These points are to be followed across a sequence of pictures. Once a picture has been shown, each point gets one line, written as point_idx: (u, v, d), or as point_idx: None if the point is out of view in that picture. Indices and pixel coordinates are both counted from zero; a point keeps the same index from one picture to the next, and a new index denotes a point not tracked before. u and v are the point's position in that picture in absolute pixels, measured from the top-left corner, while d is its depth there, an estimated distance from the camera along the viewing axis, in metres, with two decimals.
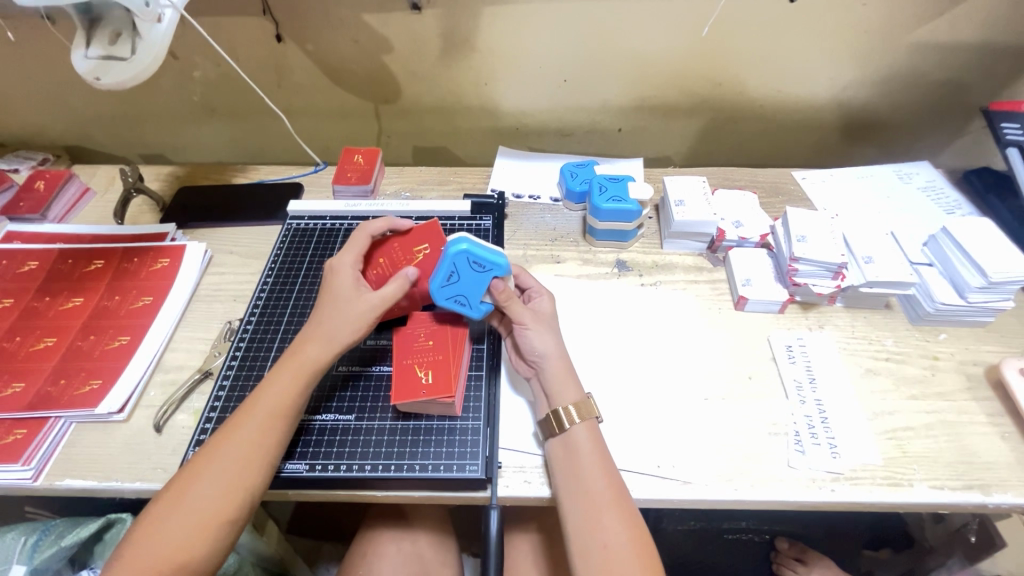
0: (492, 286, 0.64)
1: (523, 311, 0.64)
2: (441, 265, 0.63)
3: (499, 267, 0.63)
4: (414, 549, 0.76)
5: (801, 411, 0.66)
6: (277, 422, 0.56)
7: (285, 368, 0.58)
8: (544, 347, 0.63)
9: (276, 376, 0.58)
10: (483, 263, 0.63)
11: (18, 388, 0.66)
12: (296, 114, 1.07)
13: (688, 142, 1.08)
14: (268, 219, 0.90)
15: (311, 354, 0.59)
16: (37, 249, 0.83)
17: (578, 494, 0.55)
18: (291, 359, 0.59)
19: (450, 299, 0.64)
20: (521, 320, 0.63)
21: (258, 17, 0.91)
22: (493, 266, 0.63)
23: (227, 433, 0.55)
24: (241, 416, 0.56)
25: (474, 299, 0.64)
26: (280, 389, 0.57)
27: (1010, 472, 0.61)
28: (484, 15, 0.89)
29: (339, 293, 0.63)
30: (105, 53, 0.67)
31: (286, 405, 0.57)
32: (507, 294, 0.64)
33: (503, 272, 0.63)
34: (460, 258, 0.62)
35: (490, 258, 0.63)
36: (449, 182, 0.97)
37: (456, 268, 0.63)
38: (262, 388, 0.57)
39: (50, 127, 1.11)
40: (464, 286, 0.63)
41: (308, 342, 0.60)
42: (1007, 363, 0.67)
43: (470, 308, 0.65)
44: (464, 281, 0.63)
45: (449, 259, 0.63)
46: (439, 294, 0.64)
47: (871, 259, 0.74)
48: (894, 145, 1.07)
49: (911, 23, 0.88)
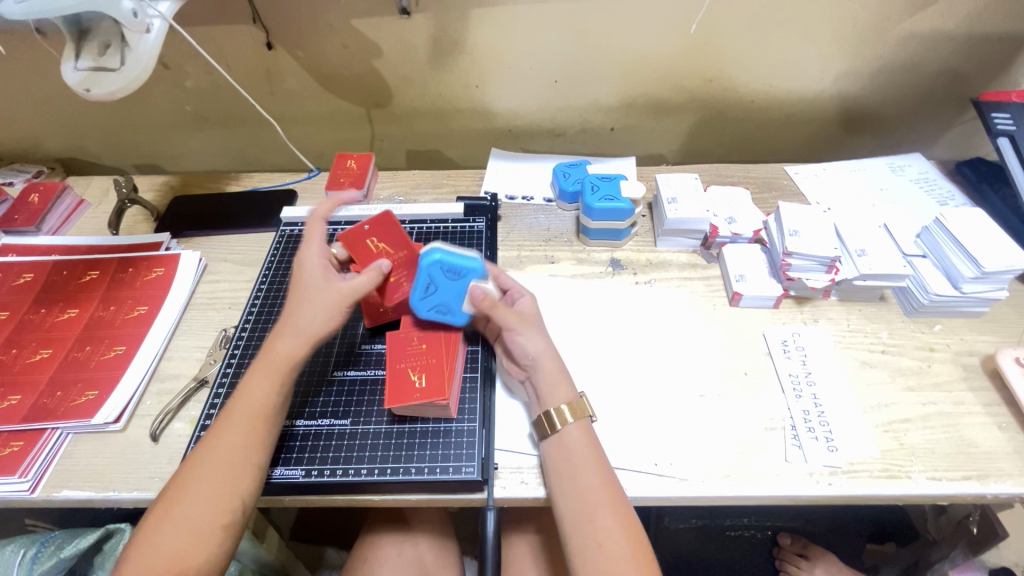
0: (471, 292, 0.64)
1: (509, 315, 0.64)
2: (417, 278, 0.64)
3: (474, 272, 0.64)
4: (414, 553, 0.76)
5: (798, 405, 0.65)
6: (257, 423, 0.56)
7: (260, 370, 0.58)
8: (534, 349, 0.63)
9: (251, 379, 0.58)
10: (457, 271, 0.63)
11: (14, 401, 0.66)
12: (289, 122, 1.07)
13: (681, 139, 1.08)
14: (261, 226, 0.90)
15: (284, 351, 0.59)
16: (33, 261, 0.83)
17: (573, 493, 0.55)
18: (264, 361, 0.59)
19: (432, 309, 0.65)
20: (507, 325, 0.64)
21: (248, 25, 0.92)
22: (468, 271, 0.64)
23: (208, 442, 0.54)
24: (222, 423, 0.56)
25: (456, 306, 0.65)
26: (257, 390, 0.57)
27: (1008, 462, 0.60)
28: (472, 17, 0.89)
29: (307, 283, 0.63)
30: (94, 64, 0.68)
31: (264, 404, 0.56)
32: (489, 301, 0.63)
33: (479, 275, 0.64)
34: (434, 268, 0.63)
35: (464, 264, 0.63)
36: (443, 184, 0.98)
37: (432, 278, 0.63)
38: (240, 393, 0.57)
39: (45, 140, 1.11)
40: (444, 295, 0.64)
41: (280, 337, 0.60)
42: (1003, 353, 0.67)
43: (454, 316, 0.66)
44: (443, 290, 0.64)
45: (425, 271, 0.63)
46: (421, 306, 0.65)
47: (865, 252, 0.74)
48: (886, 138, 1.07)
49: (897, 15, 0.88)
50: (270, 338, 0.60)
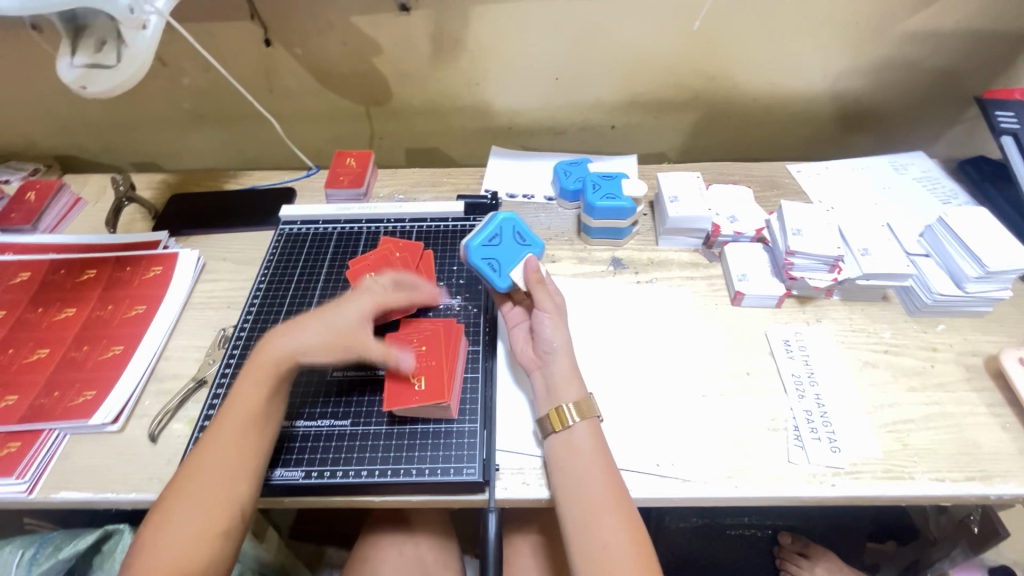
0: (526, 262, 0.67)
1: (547, 299, 0.64)
2: (488, 227, 0.70)
3: (535, 248, 0.70)
4: (415, 553, 0.75)
5: (801, 406, 0.65)
6: (251, 429, 0.55)
7: (251, 375, 0.58)
8: (559, 338, 0.63)
9: (242, 385, 0.57)
10: (524, 238, 0.70)
11: (11, 401, 0.66)
12: (287, 119, 1.07)
13: (682, 137, 1.07)
14: (260, 225, 0.90)
15: (273, 356, 0.59)
16: (29, 260, 0.82)
17: (577, 495, 0.54)
18: (254, 365, 0.58)
19: (484, 259, 0.68)
20: (542, 306, 0.64)
21: (247, 21, 0.91)
22: (532, 243, 0.70)
23: (202, 448, 0.54)
24: (214, 431, 0.55)
25: (506, 267, 0.67)
26: (248, 397, 0.56)
27: (1012, 463, 0.60)
28: (473, 14, 0.88)
29: (343, 312, 0.62)
30: (90, 61, 0.67)
31: (256, 409, 0.56)
32: (538, 278, 0.65)
33: (537, 251, 0.70)
34: (507, 225, 0.71)
35: (532, 237, 0.71)
36: (443, 183, 0.97)
37: (501, 233, 0.70)
38: (231, 400, 0.57)
39: (41, 138, 1.11)
40: (503, 252, 0.68)
41: (273, 342, 0.60)
42: (1007, 353, 0.67)
43: (498, 276, 0.67)
44: (504, 248, 0.69)
45: (497, 225, 0.70)
46: (478, 251, 0.68)
47: (868, 252, 0.73)
48: (888, 136, 1.06)
49: (900, 13, 0.88)
50: (262, 341, 0.60)
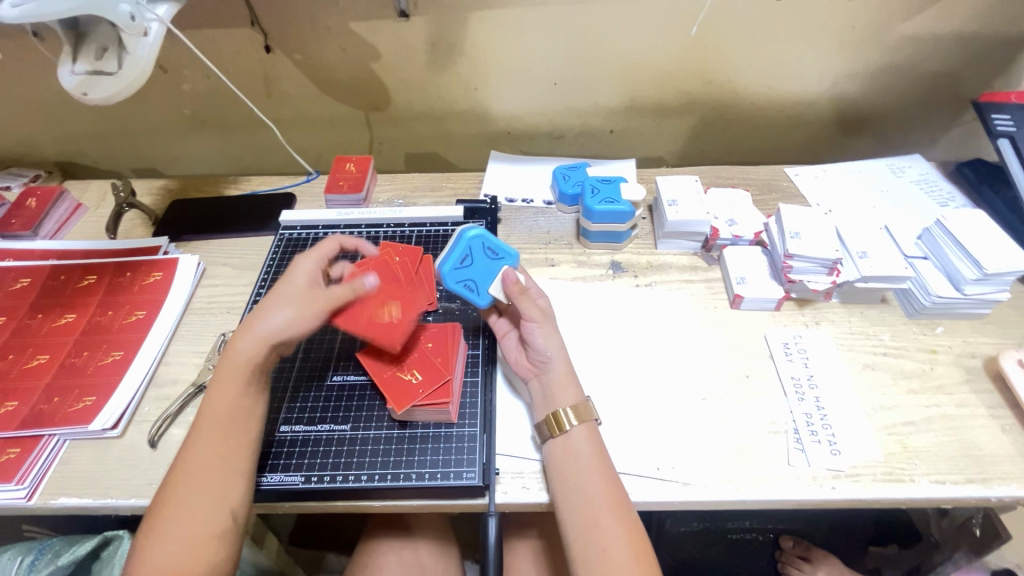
0: (504, 276, 0.65)
1: (533, 307, 0.63)
2: (456, 249, 0.65)
3: (511, 258, 0.67)
4: (415, 558, 0.75)
5: (800, 408, 0.65)
6: (229, 429, 0.54)
7: (222, 375, 0.56)
8: (551, 346, 0.62)
9: (214, 386, 0.56)
10: (496, 251, 0.66)
11: (11, 407, 0.66)
12: (287, 125, 1.07)
13: (680, 141, 1.08)
14: (260, 230, 0.90)
15: (244, 350, 0.57)
16: (29, 266, 0.83)
17: (577, 498, 0.54)
18: (227, 362, 0.57)
19: (460, 282, 0.65)
20: (529, 316, 0.63)
21: (247, 28, 0.91)
22: (505, 255, 0.67)
23: (184, 453, 0.53)
24: (193, 434, 0.54)
25: (484, 286, 0.65)
26: (222, 396, 0.55)
27: (1012, 465, 0.60)
28: (472, 20, 0.89)
29: (290, 283, 0.61)
30: (92, 68, 0.67)
31: (232, 407, 0.55)
32: (520, 288, 0.64)
33: (513, 262, 0.67)
34: (476, 243, 0.66)
35: (504, 247, 0.67)
36: (442, 188, 0.97)
37: (470, 252, 0.65)
38: (206, 401, 0.55)
39: (43, 145, 1.11)
40: (476, 271, 0.65)
41: (238, 337, 0.57)
42: (1006, 355, 0.67)
43: (478, 296, 0.66)
44: (477, 266, 0.66)
45: (466, 244, 0.65)
46: (451, 276, 0.65)
47: (866, 254, 0.74)
48: (886, 139, 1.07)
49: (896, 17, 0.88)
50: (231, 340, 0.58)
